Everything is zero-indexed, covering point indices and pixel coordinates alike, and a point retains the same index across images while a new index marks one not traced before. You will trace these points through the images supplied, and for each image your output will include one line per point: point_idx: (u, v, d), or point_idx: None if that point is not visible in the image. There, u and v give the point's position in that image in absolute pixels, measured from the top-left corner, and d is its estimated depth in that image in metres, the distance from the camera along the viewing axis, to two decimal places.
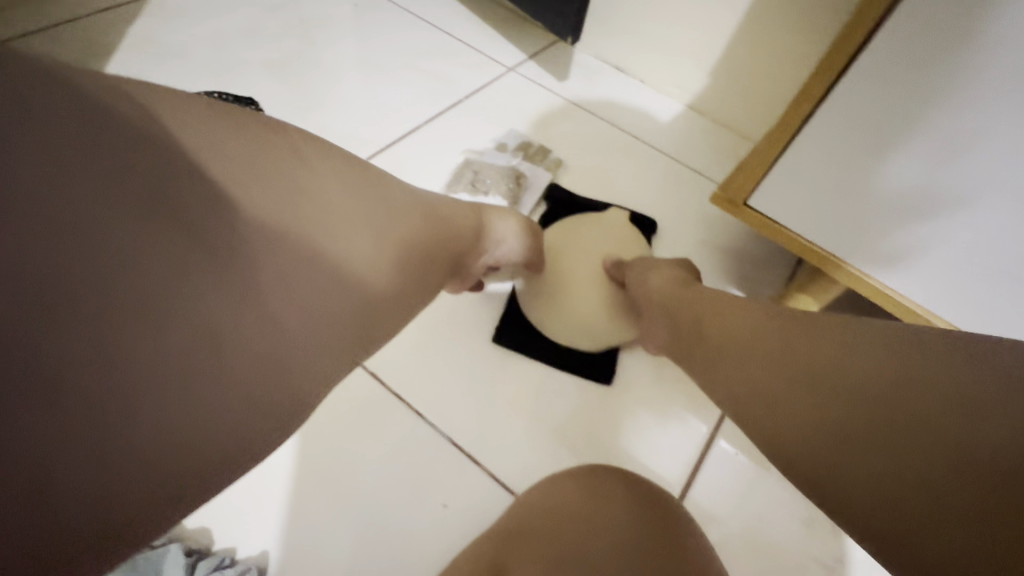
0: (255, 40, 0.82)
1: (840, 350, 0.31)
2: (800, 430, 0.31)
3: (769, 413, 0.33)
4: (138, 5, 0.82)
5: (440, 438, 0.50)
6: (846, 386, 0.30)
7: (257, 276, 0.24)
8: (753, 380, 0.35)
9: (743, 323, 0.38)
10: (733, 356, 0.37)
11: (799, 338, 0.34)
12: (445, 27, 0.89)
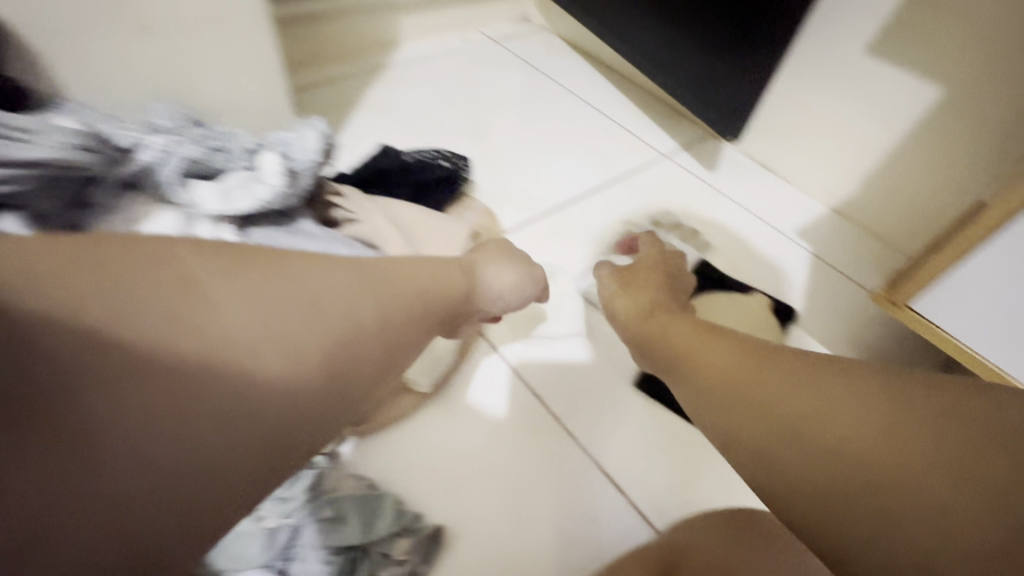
0: (458, 109, 1.00)
1: (883, 423, 0.29)
2: (794, 477, 0.30)
3: (780, 458, 0.31)
4: (373, 74, 1.05)
5: (589, 460, 0.54)
6: (833, 436, 0.30)
7: (174, 352, 0.25)
8: (756, 423, 0.33)
9: (770, 372, 0.34)
10: (737, 399, 0.34)
11: (797, 384, 0.33)
12: (611, 114, 1.04)
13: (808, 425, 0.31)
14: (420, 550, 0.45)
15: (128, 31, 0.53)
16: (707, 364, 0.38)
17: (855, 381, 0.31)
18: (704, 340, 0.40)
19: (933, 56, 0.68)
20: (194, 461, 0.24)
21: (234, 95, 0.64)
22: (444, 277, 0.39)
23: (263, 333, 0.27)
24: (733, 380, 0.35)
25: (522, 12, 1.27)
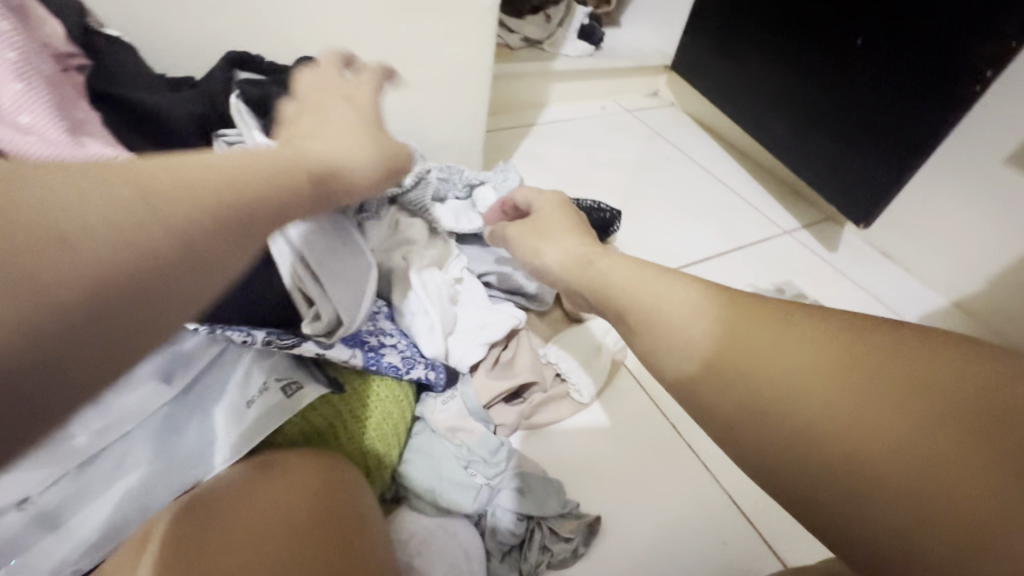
0: (597, 168, 1.14)
1: (892, 407, 0.24)
2: (815, 488, 0.25)
3: (791, 471, 0.26)
4: (524, 130, 1.21)
5: (720, 492, 0.60)
6: (855, 449, 0.24)
7: (149, 242, 0.21)
8: (773, 419, 0.26)
9: (776, 341, 0.28)
10: (762, 397, 0.27)
11: (826, 382, 0.26)
12: (734, 188, 1.13)
13: (798, 406, 0.26)
14: (580, 532, 0.52)
15: (395, 85, 0.69)
16: (726, 328, 0.29)
17: (862, 357, 0.26)
18: (702, 300, 0.31)
19: None
20: (108, 338, 0.20)
21: (446, 139, 0.79)
22: (307, 169, 0.30)
23: (163, 216, 0.22)
24: (739, 356, 0.28)
25: (652, 89, 1.42)
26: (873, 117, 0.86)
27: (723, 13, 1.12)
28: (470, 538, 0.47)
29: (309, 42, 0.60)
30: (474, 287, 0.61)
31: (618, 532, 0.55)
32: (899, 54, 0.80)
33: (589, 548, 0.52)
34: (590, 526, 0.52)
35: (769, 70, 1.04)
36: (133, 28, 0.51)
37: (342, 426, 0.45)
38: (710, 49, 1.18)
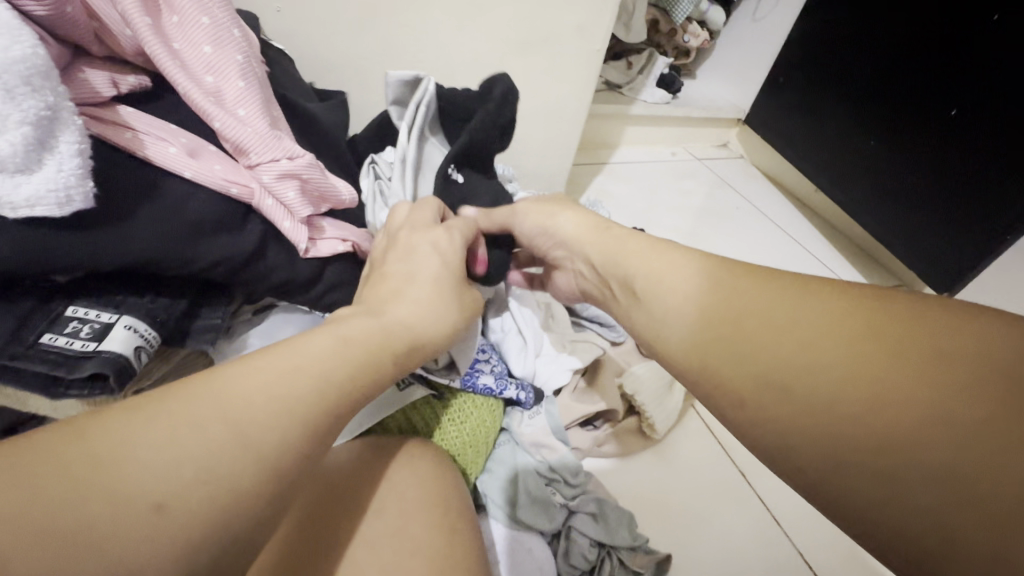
0: (666, 212, 1.16)
1: (881, 376, 0.26)
2: (790, 426, 0.28)
3: (777, 411, 0.29)
4: (597, 167, 1.25)
5: (792, 549, 0.58)
6: (823, 388, 0.27)
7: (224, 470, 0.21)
8: (755, 366, 0.30)
9: (792, 310, 0.31)
10: (749, 343, 0.31)
11: (801, 323, 0.30)
12: (805, 245, 1.13)
13: (795, 364, 0.29)
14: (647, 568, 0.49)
15: None
16: (754, 295, 0.33)
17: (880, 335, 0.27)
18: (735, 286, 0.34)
19: None
20: None
21: (535, 167, 0.83)
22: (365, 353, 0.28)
23: (217, 453, 0.21)
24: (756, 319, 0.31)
25: (723, 140, 1.44)
26: (959, 188, 0.86)
27: (806, 74, 1.15)
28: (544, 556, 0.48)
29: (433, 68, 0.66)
30: (561, 313, 0.62)
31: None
32: (996, 129, 0.80)
33: None
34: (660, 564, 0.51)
35: (851, 132, 1.05)
36: (290, 42, 0.58)
37: (438, 429, 0.46)
38: (789, 106, 1.20)
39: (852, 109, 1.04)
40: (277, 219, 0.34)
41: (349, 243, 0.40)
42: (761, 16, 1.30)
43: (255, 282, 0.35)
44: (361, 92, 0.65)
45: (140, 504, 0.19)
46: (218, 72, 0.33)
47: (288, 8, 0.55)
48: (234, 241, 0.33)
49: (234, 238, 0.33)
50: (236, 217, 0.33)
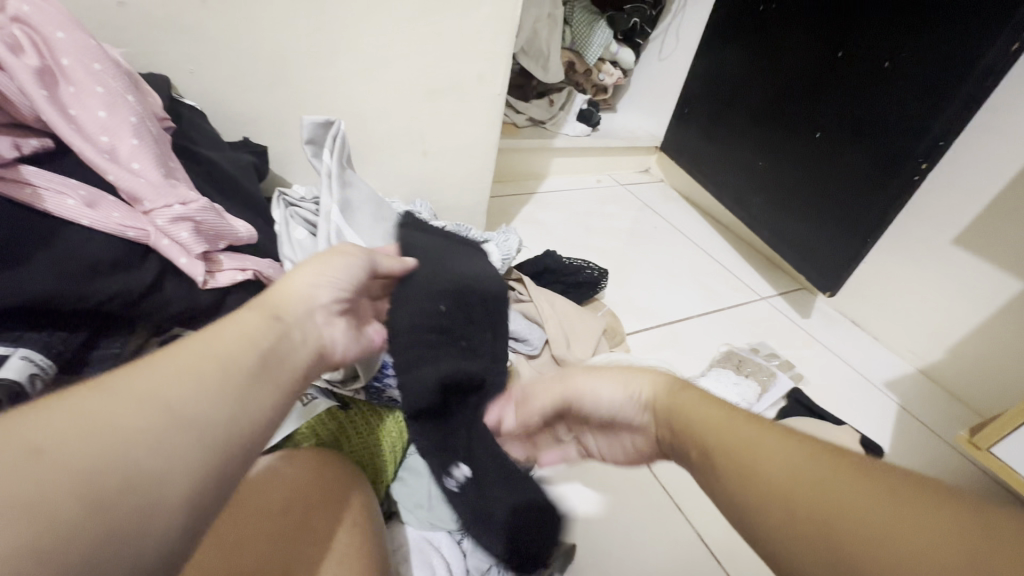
0: (590, 232, 1.25)
1: (862, 517, 0.22)
2: (796, 566, 0.24)
3: (781, 548, 0.25)
4: (526, 197, 1.33)
5: (692, 531, 0.64)
6: (830, 528, 0.23)
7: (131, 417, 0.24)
8: (753, 497, 0.26)
9: (757, 443, 0.28)
10: (737, 467, 0.28)
11: (797, 457, 0.26)
12: (717, 256, 1.23)
13: (773, 505, 0.25)
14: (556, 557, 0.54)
15: (415, 152, 0.81)
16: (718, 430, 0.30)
17: (840, 463, 0.25)
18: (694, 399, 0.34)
19: (1013, 255, 0.80)
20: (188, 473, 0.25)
21: (455, 198, 0.90)
22: (264, 327, 0.33)
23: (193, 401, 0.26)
24: (728, 466, 0.28)
25: (644, 166, 1.56)
26: (837, 193, 0.96)
27: (706, 105, 1.28)
28: (452, 555, 0.51)
29: (345, 115, 0.72)
30: None
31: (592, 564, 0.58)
32: (850, 149, 0.92)
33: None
34: (564, 553, 0.55)
35: (745, 154, 1.17)
36: (204, 99, 0.63)
37: (346, 439, 0.51)
38: (695, 132, 1.33)
39: (749, 124, 1.16)
40: (173, 256, 0.39)
41: (249, 272, 0.44)
42: (666, 56, 1.44)
43: (153, 313, 0.39)
44: (278, 139, 0.70)
45: (14, 445, 0.20)
46: (112, 132, 0.38)
47: (199, 69, 0.60)
48: (128, 277, 0.37)
49: (129, 275, 0.37)
50: (132, 256, 0.37)
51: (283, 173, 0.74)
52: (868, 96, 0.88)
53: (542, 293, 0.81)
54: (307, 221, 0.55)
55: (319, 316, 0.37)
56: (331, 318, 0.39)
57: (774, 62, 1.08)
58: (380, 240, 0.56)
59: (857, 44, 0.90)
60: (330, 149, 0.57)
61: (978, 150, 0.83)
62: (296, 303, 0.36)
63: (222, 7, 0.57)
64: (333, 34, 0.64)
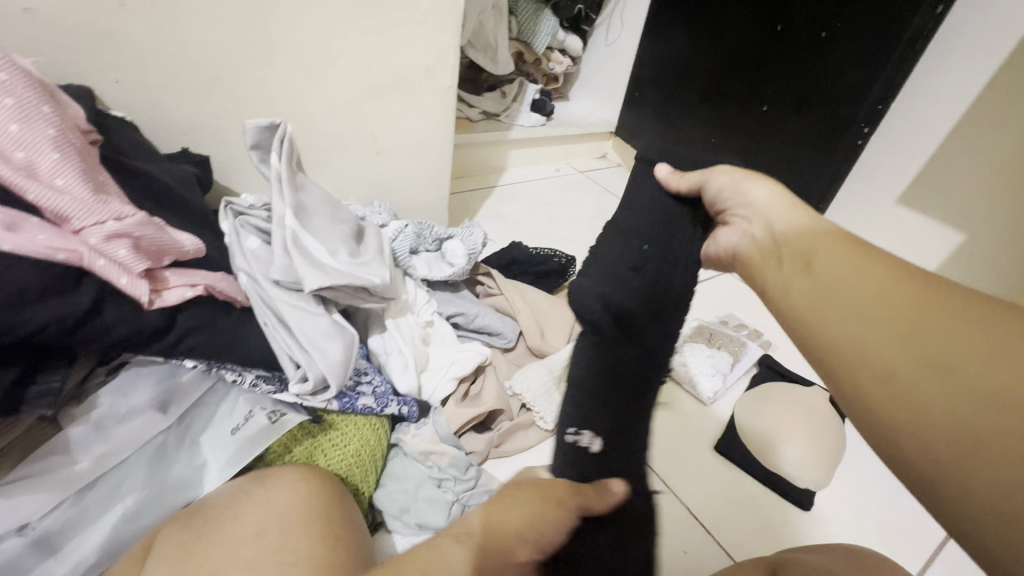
0: (554, 221, 1.25)
1: (942, 322, 0.31)
2: (896, 364, 0.31)
3: (883, 351, 0.32)
4: (487, 191, 1.32)
5: (682, 507, 0.65)
6: (949, 343, 0.30)
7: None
8: (868, 315, 0.33)
9: (855, 267, 0.35)
10: (851, 292, 0.34)
11: (917, 290, 0.32)
12: None
13: (867, 311, 0.33)
14: None
15: (368, 152, 0.78)
16: (820, 255, 0.37)
17: (955, 301, 0.31)
18: (803, 225, 0.41)
19: (952, 210, 0.85)
20: None
21: (414, 196, 0.88)
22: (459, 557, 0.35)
23: None
24: (825, 280, 0.36)
25: (601, 152, 1.58)
26: (787, 163, 0.99)
27: (655, 87, 1.29)
28: None
29: (290, 117, 0.69)
30: (444, 328, 0.66)
31: None
32: (796, 119, 0.95)
33: None
34: None
35: (697, 132, 1.19)
36: (134, 110, 0.59)
37: (323, 453, 0.48)
38: (648, 114, 1.34)
39: (698, 102, 1.18)
40: (113, 277, 0.36)
41: (200, 287, 0.42)
42: (612, 41, 1.45)
43: (95, 340, 0.36)
44: (219, 147, 0.67)
45: None
46: (30, 148, 0.35)
47: (126, 78, 0.56)
48: (62, 305, 0.34)
49: (64, 300, 0.34)
50: (66, 281, 0.34)
51: (229, 183, 0.70)
52: (808, 66, 0.91)
53: (512, 283, 0.80)
54: (258, 229, 0.52)
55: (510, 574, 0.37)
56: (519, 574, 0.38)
57: (716, 39, 1.10)
58: (338, 242, 0.54)
59: (794, 16, 0.92)
60: (277, 152, 0.54)
61: (913, 111, 0.86)
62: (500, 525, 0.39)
63: (144, 9, 0.53)
64: (269, 32, 0.61)
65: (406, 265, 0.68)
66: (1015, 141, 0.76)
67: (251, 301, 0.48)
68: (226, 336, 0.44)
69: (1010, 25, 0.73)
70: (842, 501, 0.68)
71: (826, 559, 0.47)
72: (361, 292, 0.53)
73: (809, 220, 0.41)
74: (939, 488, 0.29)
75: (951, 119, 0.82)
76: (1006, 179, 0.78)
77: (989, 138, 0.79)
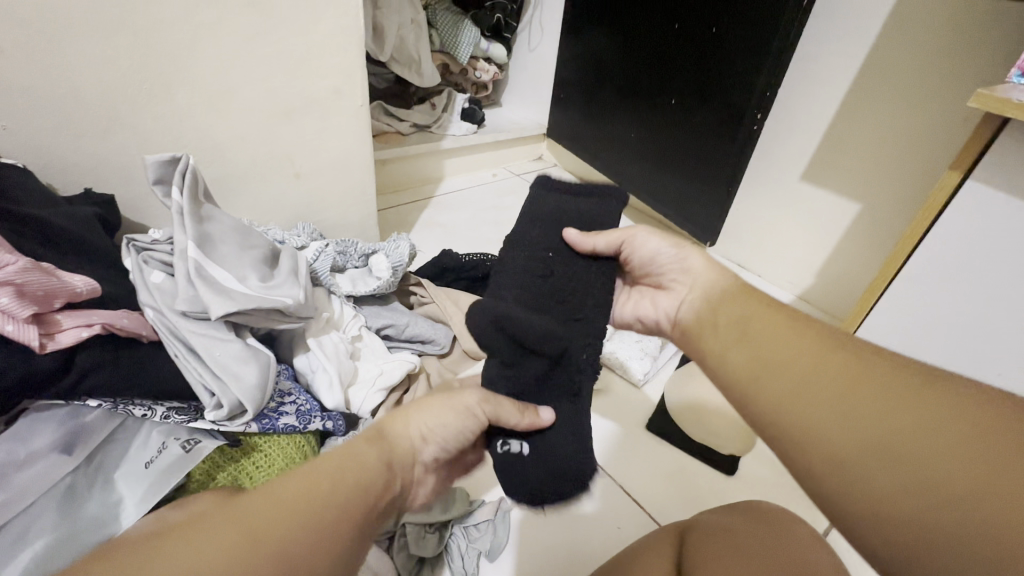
0: (493, 224, 1.28)
1: (862, 386, 0.33)
2: (837, 431, 0.33)
3: (807, 420, 0.34)
4: (424, 202, 1.34)
5: (616, 487, 0.68)
6: (872, 407, 0.32)
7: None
8: (795, 384, 0.35)
9: (781, 365, 0.36)
10: (766, 362, 0.37)
11: (817, 344, 0.36)
12: None
13: (795, 379, 0.35)
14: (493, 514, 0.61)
15: (285, 175, 0.79)
16: (749, 322, 0.40)
17: (851, 358, 0.35)
18: (714, 287, 0.45)
19: (848, 182, 0.92)
20: None
21: (340, 214, 0.89)
22: (374, 470, 0.33)
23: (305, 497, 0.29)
24: (762, 355, 0.37)
25: (537, 153, 1.63)
26: (698, 151, 1.04)
27: (578, 87, 1.34)
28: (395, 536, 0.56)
29: (198, 149, 0.69)
30: (373, 341, 0.68)
31: (523, 540, 0.61)
32: (702, 109, 1.01)
33: (499, 519, 0.61)
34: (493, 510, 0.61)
35: (619, 128, 1.25)
36: (27, 157, 0.58)
37: (246, 476, 0.49)
38: (573, 115, 1.39)
39: (617, 99, 1.23)
40: None
41: (97, 327, 0.42)
42: (535, 46, 1.49)
43: None
44: (124, 184, 0.66)
45: None
46: None
47: (14, 124, 0.56)
48: None
49: None
50: None
51: (142, 219, 0.70)
52: (707, 58, 0.97)
53: (443, 291, 0.82)
54: (163, 263, 0.53)
55: (419, 472, 0.37)
56: (426, 473, 0.38)
57: (628, 36, 1.15)
58: (247, 268, 0.55)
59: (689, 15, 0.99)
60: (178, 184, 0.54)
61: (805, 92, 0.93)
62: (404, 445, 0.36)
63: (27, 56, 0.53)
64: (164, 65, 0.61)
65: (329, 283, 0.69)
66: (889, 118, 0.84)
67: (159, 335, 0.48)
68: (132, 371, 0.45)
69: (872, 9, 0.81)
70: (765, 463, 0.73)
71: (736, 516, 0.50)
72: (275, 314, 0.54)
73: (727, 283, 0.44)
74: (900, 559, 0.30)
75: (836, 98, 0.89)
76: (884, 148, 0.85)
77: (867, 114, 0.86)
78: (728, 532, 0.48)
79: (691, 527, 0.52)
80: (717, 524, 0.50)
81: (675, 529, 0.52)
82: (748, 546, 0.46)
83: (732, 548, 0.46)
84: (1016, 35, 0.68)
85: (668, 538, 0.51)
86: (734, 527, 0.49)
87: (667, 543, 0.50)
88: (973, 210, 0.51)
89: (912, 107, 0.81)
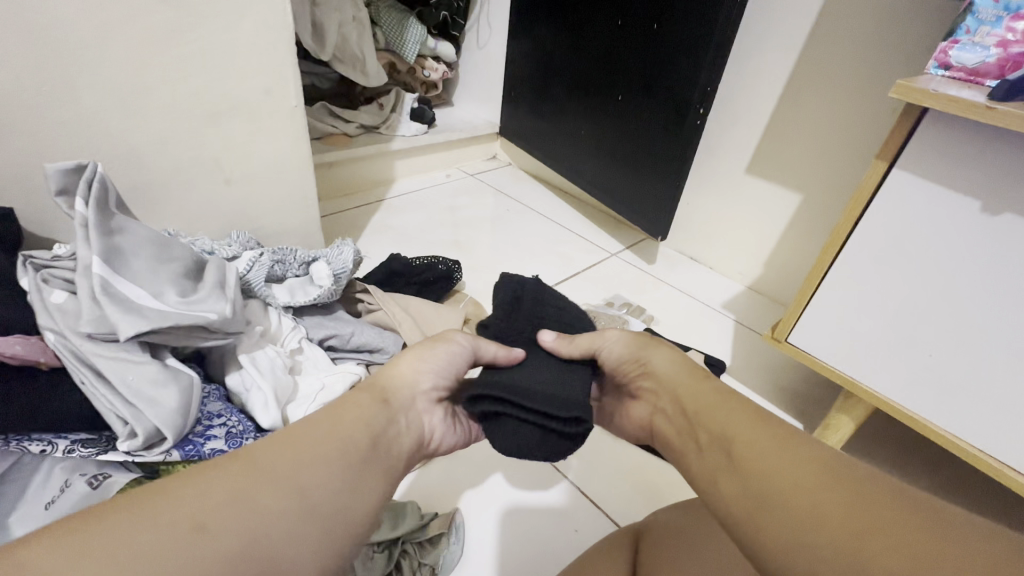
0: (447, 225, 1.25)
1: (853, 505, 0.28)
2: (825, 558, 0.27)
3: (792, 538, 0.28)
4: (374, 205, 1.30)
5: (572, 489, 0.67)
6: (866, 530, 0.27)
7: (224, 547, 0.26)
8: (773, 492, 0.30)
9: (763, 484, 0.31)
10: (747, 469, 0.32)
11: (797, 453, 0.32)
12: (566, 225, 1.30)
13: (777, 492, 0.30)
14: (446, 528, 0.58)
15: (214, 181, 0.74)
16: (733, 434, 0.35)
17: (837, 473, 0.30)
18: (687, 391, 0.41)
19: (789, 174, 0.94)
20: None
21: (279, 220, 0.85)
22: (377, 413, 0.38)
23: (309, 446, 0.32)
24: (740, 465, 0.33)
25: (491, 152, 1.61)
26: (645, 146, 1.05)
27: (529, 86, 1.33)
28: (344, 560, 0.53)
29: (111, 156, 0.64)
30: (315, 353, 0.65)
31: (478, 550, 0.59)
32: (647, 104, 1.02)
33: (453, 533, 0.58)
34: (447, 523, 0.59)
35: (569, 125, 1.24)
36: None
37: None
38: (525, 114, 1.38)
39: (566, 97, 1.23)
40: None
41: None
42: (484, 44, 1.47)
43: None
44: (25, 195, 0.61)
45: None
46: None
47: None
48: None
49: None
50: None
51: (49, 232, 0.65)
52: (650, 54, 0.97)
53: (391, 297, 0.79)
54: (67, 281, 0.48)
55: (421, 401, 0.43)
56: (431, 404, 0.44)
57: (575, 34, 1.14)
58: (166, 283, 0.51)
59: (631, 12, 0.99)
60: (84, 195, 0.49)
61: (746, 87, 0.95)
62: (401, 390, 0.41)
63: None
64: (64, 66, 0.56)
65: (265, 294, 0.66)
66: (824, 112, 0.86)
67: (61, 360, 0.44)
68: (25, 403, 0.41)
69: (804, 6, 0.83)
70: None
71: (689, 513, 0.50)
72: (197, 332, 0.50)
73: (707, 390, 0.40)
74: None
75: (775, 93, 0.91)
76: (821, 140, 0.88)
77: (804, 107, 0.88)
78: (684, 530, 0.47)
79: (645, 530, 0.51)
80: (671, 523, 0.49)
81: (629, 532, 0.51)
82: (704, 542, 0.46)
83: (690, 546, 0.45)
84: (935, 31, 0.71)
85: (622, 543, 0.50)
86: (687, 522, 0.48)
87: (620, 548, 0.49)
88: (899, 198, 0.53)
89: (844, 101, 0.83)
